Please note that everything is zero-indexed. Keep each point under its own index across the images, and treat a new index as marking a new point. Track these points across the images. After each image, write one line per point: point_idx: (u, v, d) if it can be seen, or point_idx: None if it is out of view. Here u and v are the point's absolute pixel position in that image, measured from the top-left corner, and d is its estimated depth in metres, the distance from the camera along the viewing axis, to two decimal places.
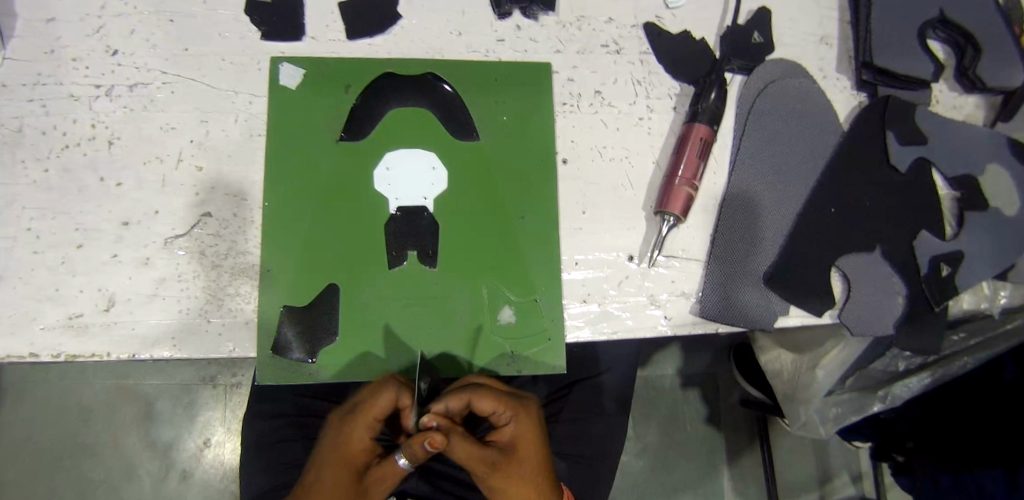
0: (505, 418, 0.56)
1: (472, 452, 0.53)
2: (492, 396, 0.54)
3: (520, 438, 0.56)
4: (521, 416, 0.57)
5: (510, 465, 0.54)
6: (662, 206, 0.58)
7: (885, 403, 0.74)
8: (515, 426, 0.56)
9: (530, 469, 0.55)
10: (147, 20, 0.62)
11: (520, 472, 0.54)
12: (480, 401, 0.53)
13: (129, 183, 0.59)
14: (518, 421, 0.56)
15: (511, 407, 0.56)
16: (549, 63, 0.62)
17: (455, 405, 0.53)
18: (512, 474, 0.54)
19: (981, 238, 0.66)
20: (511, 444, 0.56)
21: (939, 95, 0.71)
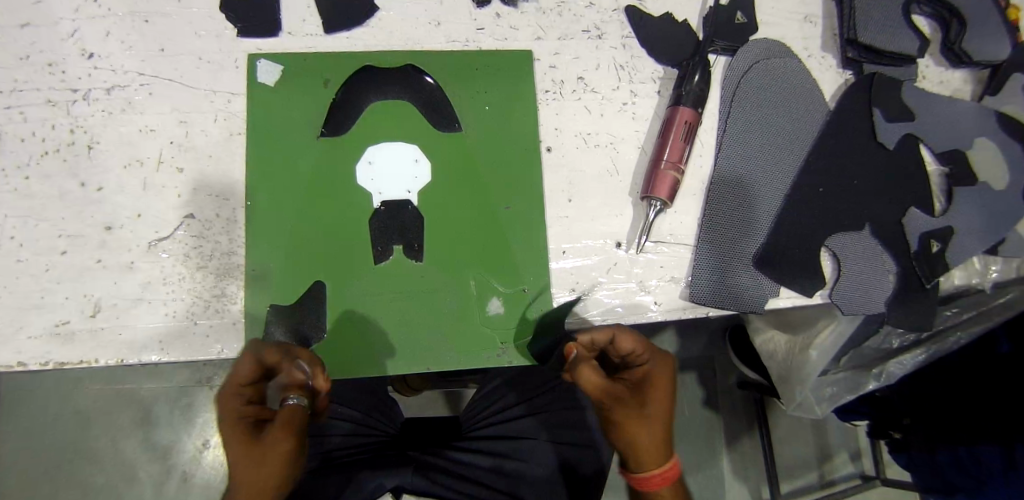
0: (644, 357, 0.54)
1: (603, 384, 0.52)
2: (639, 337, 0.54)
3: (656, 381, 0.54)
4: (659, 360, 0.55)
5: (643, 405, 0.53)
6: (649, 192, 0.58)
7: (881, 380, 0.72)
8: (652, 368, 0.55)
9: (659, 414, 0.53)
10: (121, 22, 0.61)
11: (650, 415, 0.53)
12: (627, 337, 0.53)
13: (111, 187, 0.59)
14: (657, 365, 0.55)
15: (650, 350, 0.55)
16: (530, 51, 0.61)
17: (603, 336, 0.54)
18: (643, 415, 0.52)
19: (970, 212, 0.66)
20: (645, 385, 0.54)
21: (925, 71, 0.70)
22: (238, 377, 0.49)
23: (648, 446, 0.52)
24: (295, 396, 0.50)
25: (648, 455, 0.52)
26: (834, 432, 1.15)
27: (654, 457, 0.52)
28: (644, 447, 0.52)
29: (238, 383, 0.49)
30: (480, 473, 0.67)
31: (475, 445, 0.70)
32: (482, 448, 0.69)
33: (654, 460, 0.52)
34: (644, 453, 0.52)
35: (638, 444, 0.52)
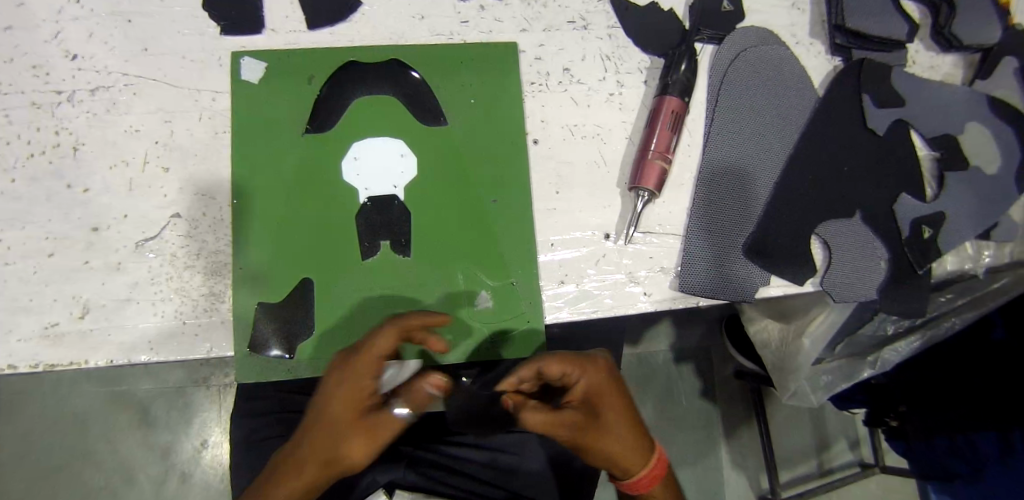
0: (578, 377, 0.53)
1: (550, 418, 0.52)
2: (567, 358, 0.53)
3: (600, 394, 0.53)
4: (596, 373, 0.54)
5: (599, 423, 0.53)
6: (636, 182, 0.58)
7: (875, 368, 0.73)
8: (591, 384, 0.53)
9: (619, 424, 0.53)
10: (104, 21, 0.60)
11: (609, 429, 0.53)
12: (552, 367, 0.52)
13: (97, 188, 0.58)
14: (595, 378, 0.54)
15: (583, 367, 0.53)
16: (515, 43, 0.61)
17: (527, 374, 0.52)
18: (604, 432, 0.52)
19: (962, 197, 0.66)
20: (591, 401, 0.53)
21: (915, 56, 0.69)
22: (374, 350, 0.50)
23: (624, 457, 0.53)
24: (402, 402, 0.53)
25: (630, 461, 0.53)
26: (831, 421, 1.14)
27: (635, 463, 0.54)
28: (623, 458, 0.53)
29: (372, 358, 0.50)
30: (476, 468, 0.68)
31: (468, 440, 0.69)
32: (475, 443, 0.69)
33: (635, 466, 0.53)
34: (623, 463, 0.53)
35: (616, 457, 0.53)
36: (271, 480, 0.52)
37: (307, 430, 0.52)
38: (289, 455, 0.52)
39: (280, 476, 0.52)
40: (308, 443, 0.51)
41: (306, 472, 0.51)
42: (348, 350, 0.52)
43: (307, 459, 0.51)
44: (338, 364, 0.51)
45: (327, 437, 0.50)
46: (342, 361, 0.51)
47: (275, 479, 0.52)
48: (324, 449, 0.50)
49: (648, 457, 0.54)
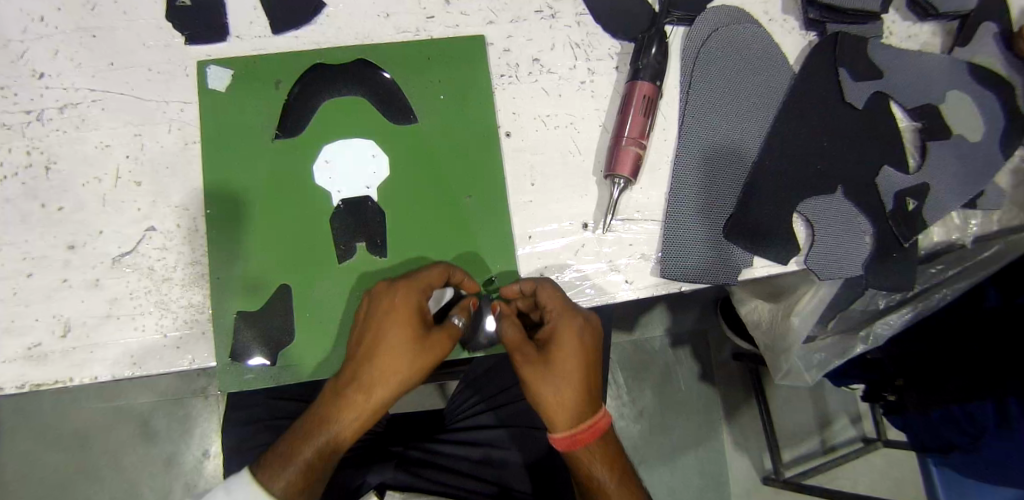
0: (557, 314, 0.53)
1: (518, 338, 0.54)
2: (559, 293, 0.54)
3: (560, 340, 0.53)
4: (568, 317, 0.53)
5: (547, 364, 0.53)
6: (611, 170, 0.57)
7: (869, 343, 0.71)
8: (557, 327, 0.53)
9: (568, 371, 0.53)
10: (68, 38, 0.59)
11: (553, 373, 0.53)
12: (546, 291, 0.54)
13: (71, 206, 0.58)
14: (568, 324, 0.53)
15: (565, 308, 0.54)
16: (482, 36, 0.61)
17: (528, 287, 0.55)
18: (545, 374, 0.53)
19: (945, 167, 0.65)
20: (549, 345, 0.53)
21: (892, 27, 0.68)
22: (423, 280, 0.54)
23: (557, 405, 0.53)
24: (459, 314, 0.55)
25: (558, 415, 0.53)
26: (830, 398, 1.14)
27: (568, 420, 0.53)
28: (552, 408, 0.53)
29: (427, 284, 0.54)
30: (467, 464, 0.68)
31: (460, 436, 0.70)
32: (467, 439, 0.70)
33: (562, 422, 0.53)
34: (552, 415, 0.53)
35: (545, 405, 0.53)
36: (332, 413, 0.53)
37: (362, 360, 0.53)
38: (346, 386, 0.53)
39: (343, 407, 0.53)
40: (369, 372, 0.52)
41: (372, 398, 0.53)
42: (393, 282, 0.54)
43: (372, 386, 0.52)
44: (384, 296, 0.53)
45: (392, 362, 0.52)
46: (390, 291, 0.53)
47: (337, 411, 0.53)
48: (389, 373, 0.52)
49: (584, 419, 0.53)
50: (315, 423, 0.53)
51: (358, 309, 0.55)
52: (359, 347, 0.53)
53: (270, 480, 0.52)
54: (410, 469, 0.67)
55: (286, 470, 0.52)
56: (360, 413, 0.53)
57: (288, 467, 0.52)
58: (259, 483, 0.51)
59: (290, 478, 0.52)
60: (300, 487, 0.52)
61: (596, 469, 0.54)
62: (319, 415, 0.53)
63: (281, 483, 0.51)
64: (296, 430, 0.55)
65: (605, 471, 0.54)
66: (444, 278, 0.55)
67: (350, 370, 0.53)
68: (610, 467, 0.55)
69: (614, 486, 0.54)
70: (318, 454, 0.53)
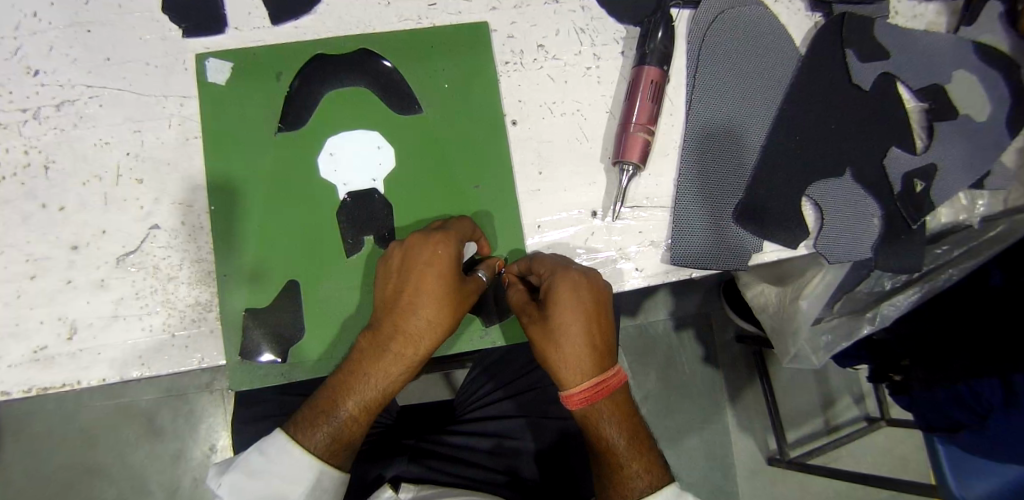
0: (558, 277, 0.53)
1: (523, 301, 0.54)
2: (553, 261, 0.55)
3: (557, 297, 0.52)
4: (566, 277, 0.53)
5: (548, 322, 0.52)
6: (620, 156, 0.57)
7: (875, 323, 0.71)
8: (554, 286, 0.52)
9: (571, 327, 0.52)
10: (63, 34, 0.58)
11: (557, 331, 0.52)
12: (541, 262, 0.54)
13: (72, 205, 0.57)
14: (565, 283, 0.52)
15: (559, 268, 0.53)
16: (485, 22, 0.60)
17: (525, 267, 0.56)
18: (549, 332, 0.52)
19: (953, 147, 0.64)
20: (548, 302, 0.52)
21: (897, 7, 0.67)
22: (457, 232, 0.53)
23: (563, 363, 0.52)
24: (484, 268, 0.55)
25: (564, 372, 0.53)
26: (835, 378, 1.15)
27: (576, 376, 0.53)
28: (558, 366, 0.53)
29: (456, 238, 0.53)
30: (479, 455, 0.68)
31: (472, 428, 0.70)
32: (477, 431, 0.70)
33: (568, 379, 0.53)
34: (560, 372, 0.53)
35: (550, 362, 0.53)
36: (373, 367, 0.53)
37: (403, 313, 0.52)
38: (387, 340, 0.52)
39: (385, 361, 0.53)
40: (414, 325, 0.52)
41: (417, 351, 0.53)
42: (430, 232, 0.53)
43: (417, 339, 0.53)
44: (424, 247, 0.52)
45: (437, 315, 0.52)
46: (428, 243, 0.52)
47: (379, 364, 0.53)
48: (434, 326, 0.52)
49: (592, 376, 0.52)
50: (353, 374, 0.53)
51: (385, 260, 0.54)
52: (398, 300, 0.53)
53: (309, 434, 0.52)
54: (423, 463, 0.67)
55: (325, 425, 0.53)
56: (402, 365, 0.53)
57: (328, 422, 0.53)
58: (295, 440, 0.52)
59: (330, 434, 0.53)
60: (339, 441, 0.53)
61: (606, 429, 0.54)
62: (358, 366, 0.53)
63: (321, 436, 0.52)
64: (330, 383, 0.54)
65: (616, 433, 0.54)
66: (472, 235, 0.55)
67: (392, 322, 0.53)
68: (621, 429, 0.54)
69: (624, 446, 0.54)
70: (355, 412, 0.53)
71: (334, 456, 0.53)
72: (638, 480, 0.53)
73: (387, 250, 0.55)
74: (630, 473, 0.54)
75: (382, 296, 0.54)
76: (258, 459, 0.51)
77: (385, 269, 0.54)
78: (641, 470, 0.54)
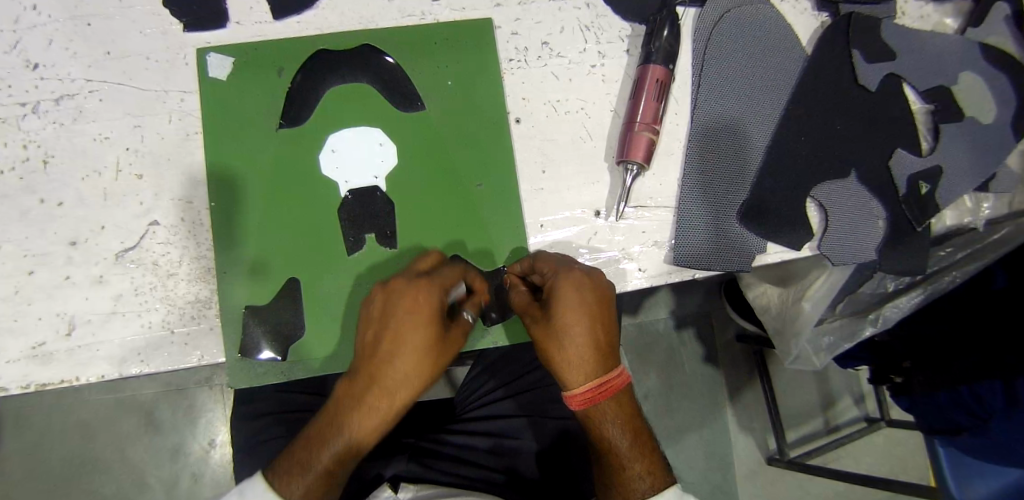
0: (559, 278, 0.52)
1: (525, 303, 0.54)
2: (556, 261, 0.54)
3: (559, 297, 0.52)
4: (567, 276, 0.52)
5: (551, 322, 0.52)
6: (624, 156, 0.56)
7: (877, 325, 0.71)
8: (557, 286, 0.52)
9: (575, 327, 0.52)
10: (62, 27, 0.58)
11: (561, 332, 0.52)
12: (543, 261, 0.54)
13: (72, 201, 0.56)
14: (569, 284, 0.52)
15: (562, 267, 0.53)
16: (489, 19, 0.59)
17: (528, 267, 0.55)
18: (552, 333, 0.52)
19: (958, 149, 0.64)
20: (550, 302, 0.52)
21: (904, 7, 0.66)
22: (444, 280, 0.53)
23: (568, 363, 0.52)
24: (470, 310, 0.55)
25: (567, 373, 0.52)
26: (835, 379, 1.15)
27: (580, 377, 0.52)
28: (562, 367, 0.52)
29: (442, 287, 0.53)
30: (479, 454, 0.68)
31: (471, 427, 0.70)
32: (478, 429, 0.69)
33: (571, 380, 0.53)
34: (564, 374, 0.53)
35: (554, 363, 0.53)
36: (354, 415, 0.52)
37: (382, 364, 0.52)
38: (368, 388, 0.52)
39: (366, 409, 0.52)
40: (392, 376, 0.52)
41: (399, 398, 0.52)
42: (414, 279, 0.53)
43: (399, 387, 0.52)
44: (407, 294, 0.52)
45: (419, 363, 0.52)
46: (412, 290, 0.52)
47: (360, 412, 0.52)
48: (416, 373, 0.52)
49: (597, 377, 0.52)
50: (332, 424, 0.52)
51: (368, 304, 0.54)
52: (377, 349, 0.52)
53: (286, 483, 0.50)
54: (422, 461, 0.67)
55: (302, 475, 0.50)
56: (385, 414, 0.52)
57: (307, 473, 0.51)
58: (274, 489, 0.49)
59: (306, 486, 0.50)
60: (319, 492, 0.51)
61: (609, 431, 0.54)
62: (336, 417, 0.52)
63: (297, 487, 0.50)
64: (310, 433, 0.53)
65: (620, 434, 0.54)
66: (462, 276, 0.55)
67: (370, 372, 0.52)
68: (625, 429, 0.54)
69: (627, 447, 0.54)
70: (336, 462, 0.52)
71: None
72: (641, 481, 0.53)
73: (368, 295, 0.54)
74: (633, 474, 0.54)
75: (363, 343, 0.53)
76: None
77: (367, 312, 0.53)
78: (644, 472, 0.53)
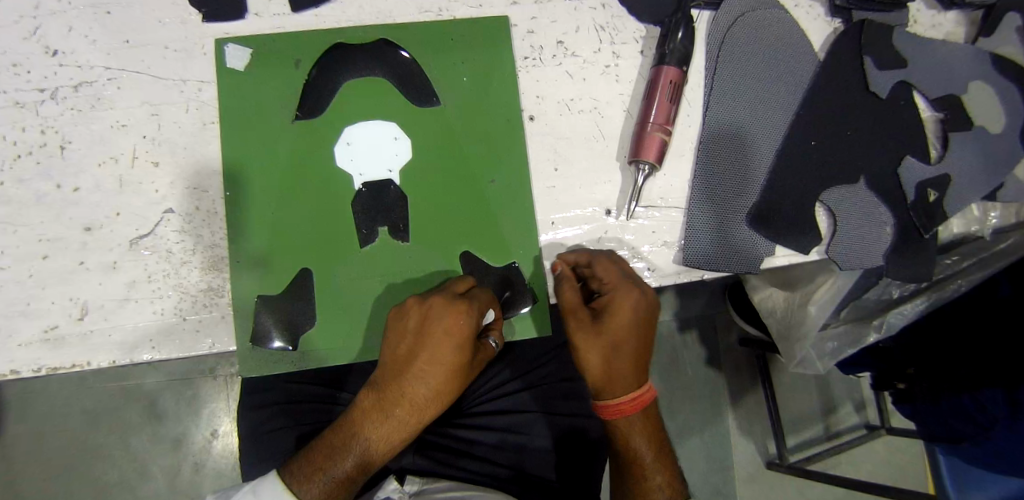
0: (621, 290, 0.54)
1: (575, 302, 0.55)
2: (615, 266, 0.55)
3: (615, 309, 0.53)
4: (626, 289, 0.54)
5: (599, 331, 0.54)
6: (637, 155, 0.57)
7: (881, 332, 0.71)
8: (615, 298, 0.54)
9: (623, 341, 0.54)
10: (83, 14, 0.58)
11: (606, 341, 0.54)
12: (602, 265, 0.55)
13: (88, 187, 0.57)
14: (624, 297, 0.54)
15: (622, 279, 0.54)
16: (506, 17, 0.60)
17: (583, 259, 0.56)
18: (597, 340, 0.54)
19: (967, 158, 0.64)
20: (606, 312, 0.54)
21: (917, 15, 0.67)
22: (480, 303, 0.53)
23: (608, 376, 0.55)
24: (495, 337, 0.56)
25: (606, 384, 0.55)
26: (836, 385, 1.15)
27: (619, 388, 0.55)
28: (601, 377, 0.55)
29: (477, 310, 0.53)
30: (485, 449, 0.68)
31: (476, 421, 0.70)
32: (484, 424, 0.70)
33: (609, 388, 0.55)
34: (601, 381, 0.55)
35: (594, 370, 0.55)
36: (376, 426, 0.54)
37: (412, 377, 0.53)
38: (393, 402, 0.54)
39: (390, 421, 0.54)
40: (419, 388, 0.53)
41: (421, 414, 0.54)
42: (453, 299, 0.53)
43: (422, 404, 0.54)
44: (445, 313, 0.52)
45: (445, 382, 0.54)
46: (449, 311, 0.52)
47: (383, 422, 0.54)
48: (441, 391, 0.54)
49: (628, 389, 0.55)
50: (353, 430, 0.54)
51: (402, 315, 0.54)
52: (409, 363, 0.54)
53: (305, 486, 0.52)
54: (428, 455, 0.68)
55: (322, 479, 0.52)
56: (406, 427, 0.54)
57: (325, 478, 0.52)
58: (290, 490, 0.51)
59: (326, 489, 0.52)
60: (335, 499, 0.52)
61: (635, 439, 0.57)
62: (359, 425, 0.54)
63: (317, 490, 0.52)
64: (329, 437, 0.55)
65: (645, 445, 0.57)
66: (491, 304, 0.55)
67: (396, 384, 0.53)
68: (649, 439, 0.57)
69: (649, 459, 0.57)
70: (354, 470, 0.53)
71: None
72: (660, 492, 0.56)
73: (402, 303, 0.54)
74: (652, 486, 0.57)
75: (393, 355, 0.54)
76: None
77: (400, 324, 0.53)
78: (663, 484, 0.57)
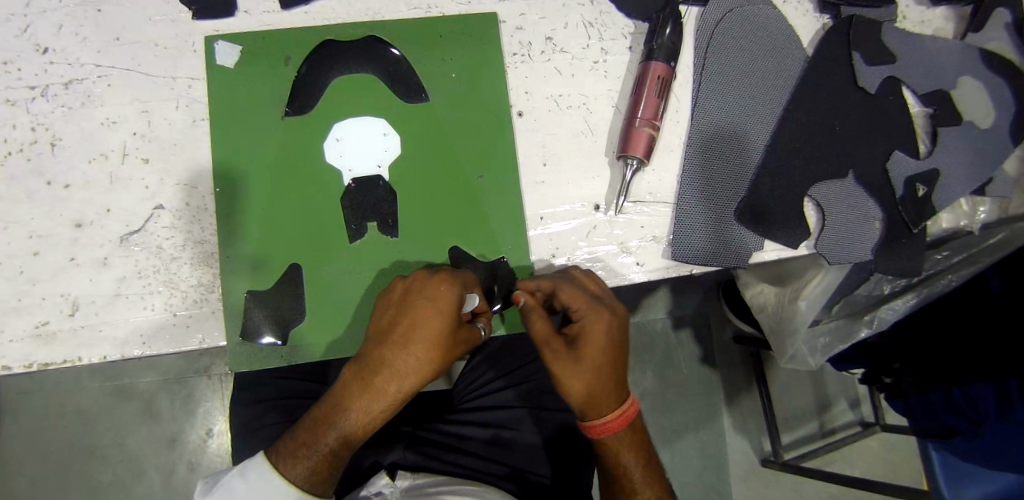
0: (591, 315, 0.53)
1: (548, 333, 0.53)
2: (578, 291, 0.54)
3: (590, 331, 0.53)
4: (598, 312, 0.54)
5: (578, 358, 0.53)
6: (625, 150, 0.57)
7: (872, 327, 0.71)
8: (586, 323, 0.53)
9: (602, 362, 0.53)
10: (74, 12, 0.58)
11: (586, 366, 0.53)
12: (567, 292, 0.53)
13: (78, 183, 0.57)
14: (596, 320, 0.53)
15: (592, 303, 0.54)
16: (495, 13, 0.60)
17: (546, 287, 0.54)
18: (578, 367, 0.53)
19: (956, 152, 0.64)
20: (580, 339, 0.53)
21: (906, 11, 0.67)
22: (465, 278, 0.54)
23: (593, 402, 0.54)
24: (483, 323, 0.56)
25: (591, 405, 0.54)
26: (830, 382, 1.15)
27: (604, 408, 0.54)
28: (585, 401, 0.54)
29: (462, 285, 0.53)
30: (477, 445, 0.68)
31: (470, 416, 0.70)
32: (477, 419, 0.70)
33: (595, 412, 0.54)
34: (587, 405, 0.54)
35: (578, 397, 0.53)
36: (358, 399, 0.53)
37: (393, 348, 0.52)
38: (373, 373, 0.52)
39: (371, 393, 0.52)
40: (401, 362, 0.52)
41: (403, 386, 0.52)
42: (435, 273, 0.53)
43: (403, 374, 0.52)
44: (427, 284, 0.52)
45: (427, 353, 0.52)
46: (433, 282, 0.52)
47: (364, 395, 0.52)
48: (423, 363, 0.52)
49: (612, 408, 0.54)
50: (336, 404, 0.53)
51: (388, 292, 0.54)
52: (391, 333, 0.52)
53: (291, 464, 0.52)
54: (419, 450, 0.68)
55: (307, 454, 0.52)
56: (388, 398, 0.52)
57: (310, 454, 0.52)
58: (277, 469, 0.51)
59: (312, 465, 0.52)
60: (321, 473, 0.52)
61: (624, 454, 0.56)
62: (342, 397, 0.53)
63: (303, 467, 0.52)
64: (314, 414, 0.54)
65: (634, 462, 0.56)
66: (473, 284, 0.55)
67: (378, 357, 0.52)
68: (637, 453, 0.57)
69: (638, 474, 0.57)
70: (339, 444, 0.53)
71: (315, 486, 0.52)
72: None
73: (391, 283, 0.55)
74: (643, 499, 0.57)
75: (378, 326, 0.53)
76: (239, 484, 0.51)
77: (389, 296, 0.54)
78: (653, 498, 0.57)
